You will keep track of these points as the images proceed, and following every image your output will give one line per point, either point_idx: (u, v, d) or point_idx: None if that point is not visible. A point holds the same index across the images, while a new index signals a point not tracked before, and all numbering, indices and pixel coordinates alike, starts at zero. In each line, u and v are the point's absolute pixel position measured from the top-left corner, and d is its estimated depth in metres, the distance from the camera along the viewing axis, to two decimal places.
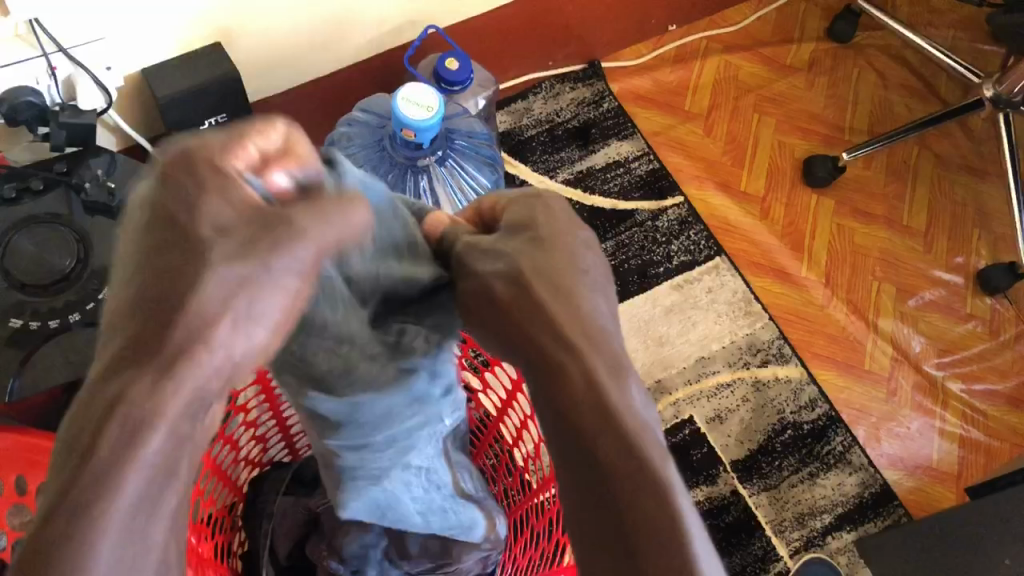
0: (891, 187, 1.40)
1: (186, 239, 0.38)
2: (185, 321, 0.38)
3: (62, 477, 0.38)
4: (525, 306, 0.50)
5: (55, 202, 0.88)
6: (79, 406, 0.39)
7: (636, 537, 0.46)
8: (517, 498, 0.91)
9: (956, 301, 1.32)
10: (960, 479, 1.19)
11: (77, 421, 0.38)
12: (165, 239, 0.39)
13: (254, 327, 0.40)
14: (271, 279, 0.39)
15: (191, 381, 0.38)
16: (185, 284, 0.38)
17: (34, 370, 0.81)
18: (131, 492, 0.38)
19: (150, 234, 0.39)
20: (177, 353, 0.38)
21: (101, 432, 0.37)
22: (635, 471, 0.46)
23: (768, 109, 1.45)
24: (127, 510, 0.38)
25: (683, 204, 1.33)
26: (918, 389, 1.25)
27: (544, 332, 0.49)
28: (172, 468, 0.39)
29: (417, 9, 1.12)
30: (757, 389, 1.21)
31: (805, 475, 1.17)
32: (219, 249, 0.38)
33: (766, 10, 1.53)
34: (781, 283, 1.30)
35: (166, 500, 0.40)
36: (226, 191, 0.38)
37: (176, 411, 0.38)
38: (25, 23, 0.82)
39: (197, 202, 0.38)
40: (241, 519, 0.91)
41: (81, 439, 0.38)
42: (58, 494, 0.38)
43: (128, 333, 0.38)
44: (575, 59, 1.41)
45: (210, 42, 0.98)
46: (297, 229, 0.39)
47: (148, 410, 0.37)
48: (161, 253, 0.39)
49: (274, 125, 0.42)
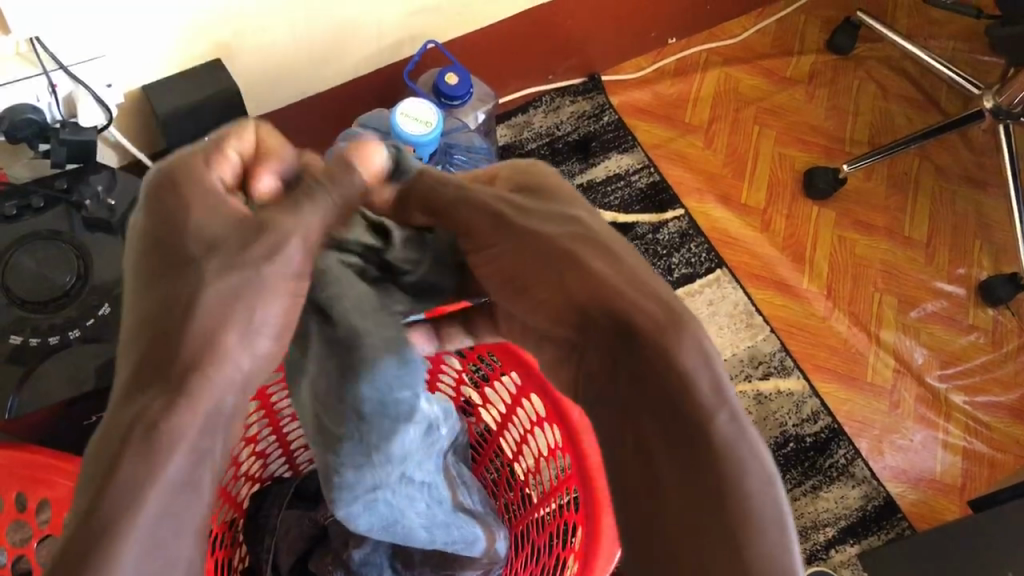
0: (892, 198, 1.40)
1: (181, 261, 0.48)
2: (190, 334, 0.46)
3: (90, 494, 0.44)
4: (617, 302, 0.52)
5: (56, 219, 0.88)
6: (102, 433, 0.46)
7: (749, 526, 0.49)
8: (518, 512, 0.91)
9: (958, 312, 1.32)
10: (963, 492, 1.19)
11: (100, 446, 0.45)
12: (166, 265, 0.48)
13: (253, 340, 0.49)
14: (262, 289, 0.49)
15: (205, 392, 0.46)
16: (184, 299, 0.47)
17: (33, 387, 0.81)
18: (155, 503, 0.44)
19: (154, 263, 0.49)
20: (187, 365, 0.46)
21: (127, 444, 0.44)
22: (739, 461, 0.50)
23: (769, 122, 1.45)
24: (155, 514, 0.44)
25: (683, 217, 1.34)
26: (921, 401, 1.24)
27: (643, 320, 0.51)
28: (195, 475, 0.46)
29: (416, 25, 1.13)
30: (759, 402, 1.21)
31: (807, 488, 1.17)
32: (210, 266, 0.48)
33: (765, 23, 1.53)
34: (782, 295, 1.30)
35: (188, 513, 0.46)
36: (211, 213, 0.49)
37: (193, 422, 0.45)
38: (26, 42, 0.83)
39: (195, 233, 0.49)
40: (241, 534, 0.90)
41: (107, 457, 0.44)
42: (84, 512, 0.43)
43: (141, 352, 0.46)
44: (575, 73, 1.41)
45: (210, 59, 0.98)
46: (284, 232, 0.49)
47: (168, 420, 0.45)
48: (162, 278, 0.48)
49: (246, 129, 0.54)
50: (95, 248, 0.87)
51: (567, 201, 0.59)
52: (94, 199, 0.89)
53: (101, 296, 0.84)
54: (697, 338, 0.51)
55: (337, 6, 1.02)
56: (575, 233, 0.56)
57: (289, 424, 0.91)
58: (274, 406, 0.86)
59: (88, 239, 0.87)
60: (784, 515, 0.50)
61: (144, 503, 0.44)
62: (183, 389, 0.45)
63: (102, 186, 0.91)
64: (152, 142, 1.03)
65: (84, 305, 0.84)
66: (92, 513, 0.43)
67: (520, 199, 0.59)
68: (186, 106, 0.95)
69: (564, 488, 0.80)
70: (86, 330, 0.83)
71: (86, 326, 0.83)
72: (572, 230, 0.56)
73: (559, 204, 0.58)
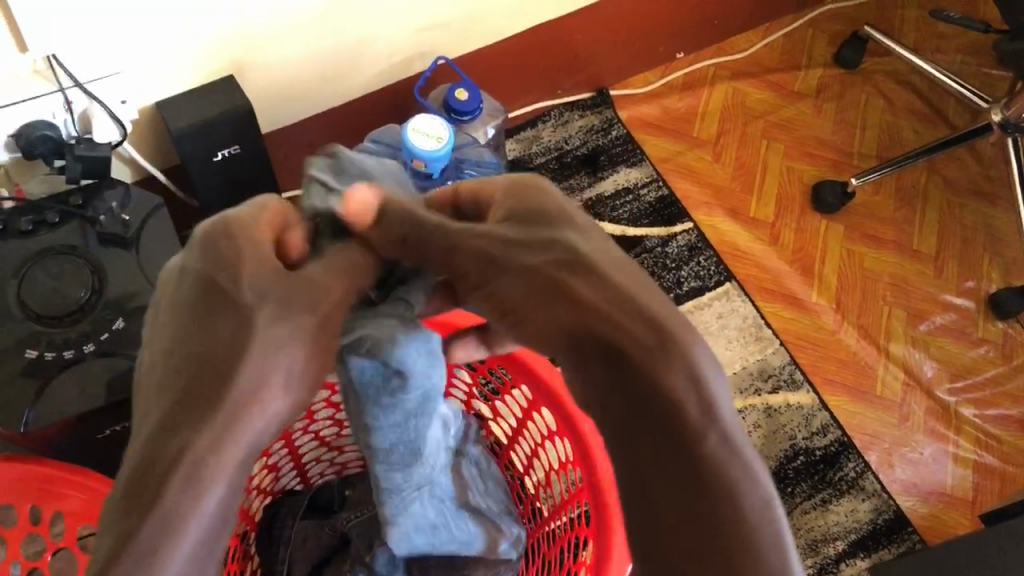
0: (901, 211, 1.40)
1: (231, 303, 0.46)
2: (233, 380, 0.44)
3: (119, 530, 0.43)
4: (608, 327, 0.47)
5: (71, 234, 0.89)
6: (138, 464, 0.44)
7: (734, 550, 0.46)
8: (528, 525, 0.92)
9: (968, 326, 1.32)
10: (974, 506, 1.18)
11: (137, 476, 0.43)
12: (211, 302, 0.46)
13: (285, 392, 0.46)
14: (299, 347, 0.46)
15: (245, 437, 0.44)
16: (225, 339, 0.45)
17: (49, 402, 0.81)
18: (189, 546, 0.43)
19: (200, 299, 0.47)
20: (229, 407, 0.44)
21: (166, 486, 0.42)
22: (729, 478, 0.47)
23: (777, 135, 1.45)
24: (186, 550, 0.43)
25: (692, 230, 1.34)
26: (931, 415, 1.24)
27: (634, 329, 0.47)
28: (226, 509, 0.45)
29: (427, 40, 1.13)
30: (768, 415, 1.21)
31: (817, 502, 1.16)
32: (259, 315, 0.46)
33: (773, 37, 1.54)
34: (792, 308, 1.30)
35: (216, 556, 0.45)
36: (252, 267, 0.48)
37: (231, 464, 0.44)
38: (43, 59, 0.85)
39: (246, 283, 0.47)
40: (252, 547, 0.90)
41: (145, 492, 0.42)
42: (111, 552, 0.42)
43: (177, 389, 0.44)
44: (584, 87, 1.42)
45: (223, 75, 0.99)
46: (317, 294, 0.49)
47: (208, 462, 0.43)
48: (208, 315, 0.46)
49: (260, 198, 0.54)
50: (109, 263, 0.88)
51: (560, 221, 0.53)
52: (109, 214, 0.90)
53: (116, 310, 0.85)
54: (690, 362, 0.46)
55: (349, 23, 1.03)
56: (559, 259, 0.50)
57: (301, 437, 0.91)
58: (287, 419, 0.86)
59: (103, 254, 0.88)
60: (781, 539, 0.47)
61: (165, 533, 0.42)
62: (219, 431, 0.43)
63: (117, 202, 0.91)
64: (166, 157, 1.04)
65: (99, 320, 0.85)
66: (112, 567, 0.42)
67: (515, 229, 0.53)
68: (200, 122, 0.95)
69: (575, 502, 0.80)
70: (101, 343, 0.84)
71: (100, 340, 0.84)
72: (563, 257, 0.50)
73: (552, 228, 0.52)
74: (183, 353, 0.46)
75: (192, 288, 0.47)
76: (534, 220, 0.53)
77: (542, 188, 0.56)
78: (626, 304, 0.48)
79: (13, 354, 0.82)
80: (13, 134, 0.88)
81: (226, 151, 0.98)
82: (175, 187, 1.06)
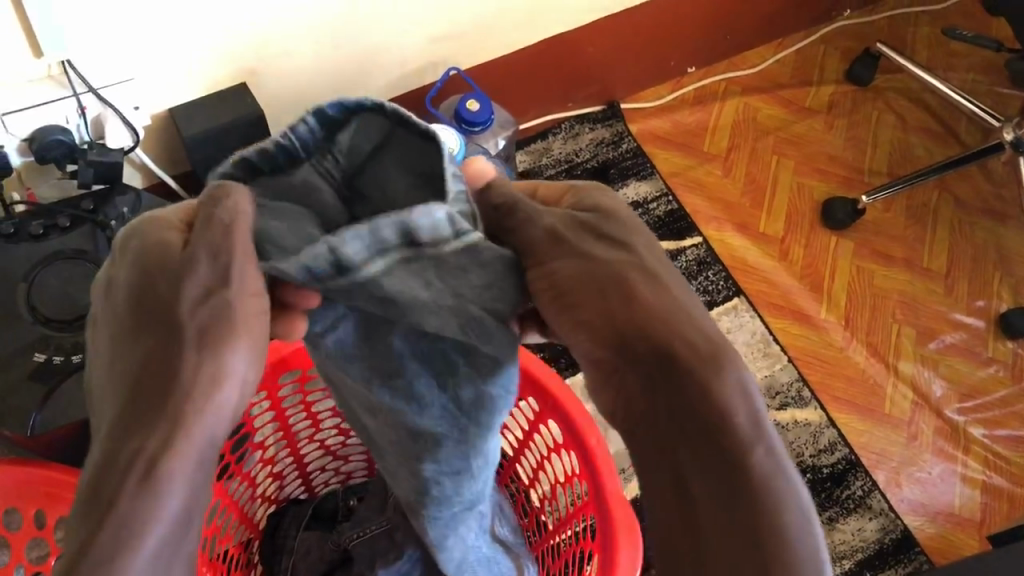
0: (911, 229, 1.40)
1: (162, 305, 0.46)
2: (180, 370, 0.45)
3: (87, 528, 0.43)
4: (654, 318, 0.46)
5: (82, 238, 0.89)
6: (92, 477, 0.44)
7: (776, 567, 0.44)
8: (534, 538, 0.91)
9: (978, 345, 1.31)
10: (982, 527, 1.18)
11: (94, 482, 0.44)
12: (145, 307, 0.46)
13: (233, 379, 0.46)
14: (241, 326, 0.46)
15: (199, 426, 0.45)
16: (165, 332, 0.45)
17: (55, 405, 0.82)
18: (153, 542, 0.43)
19: (129, 304, 0.47)
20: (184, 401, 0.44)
21: (125, 487, 0.43)
22: (778, 496, 0.45)
23: (787, 151, 1.45)
24: (152, 554, 0.43)
25: (701, 245, 1.34)
26: (939, 434, 1.24)
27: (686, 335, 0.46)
28: (192, 505, 0.45)
29: (439, 51, 1.14)
30: (775, 432, 1.21)
31: (824, 520, 1.16)
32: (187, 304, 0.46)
33: (785, 53, 1.54)
34: (800, 325, 1.30)
35: (184, 550, 0.46)
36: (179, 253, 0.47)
37: (189, 453, 0.44)
38: (58, 64, 0.85)
39: (174, 278, 0.46)
40: (257, 555, 0.90)
41: (107, 491, 0.43)
42: (78, 553, 0.43)
43: (123, 397, 0.45)
44: (595, 101, 1.42)
45: (236, 83, 0.99)
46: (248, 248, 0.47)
47: (167, 451, 0.43)
48: (140, 319, 0.46)
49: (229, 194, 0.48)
50: None
51: (631, 229, 0.51)
52: (120, 220, 0.91)
53: None
54: (740, 374, 0.46)
55: (361, 33, 1.03)
56: (633, 262, 0.49)
57: (306, 445, 0.91)
58: (291, 426, 0.86)
59: None
60: (822, 557, 0.45)
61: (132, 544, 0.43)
62: (172, 424, 0.44)
63: (128, 208, 0.92)
64: (177, 164, 1.04)
65: None
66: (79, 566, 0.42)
67: (592, 221, 0.51)
68: (211, 130, 0.95)
69: (580, 515, 0.79)
70: None
71: None
72: (632, 258, 0.49)
73: (621, 231, 0.51)
74: (120, 359, 0.46)
75: (125, 288, 0.47)
76: (608, 222, 0.51)
77: (609, 195, 0.54)
78: (675, 308, 0.47)
79: (22, 357, 0.83)
80: (26, 138, 0.88)
81: None
82: (186, 195, 1.06)
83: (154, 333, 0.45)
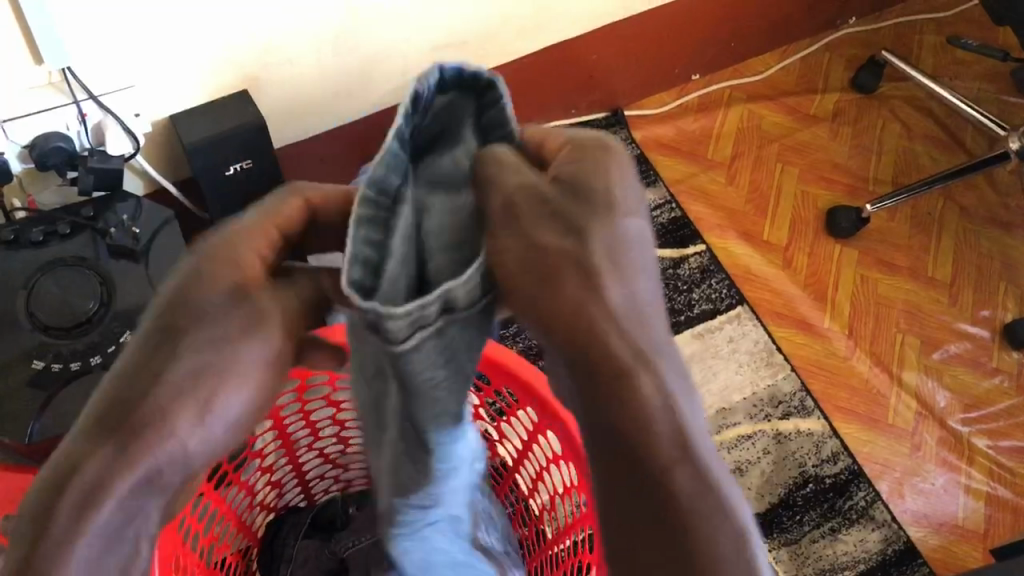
0: (916, 237, 1.39)
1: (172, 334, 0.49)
2: (150, 404, 0.47)
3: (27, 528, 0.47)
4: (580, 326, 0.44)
5: (83, 245, 0.89)
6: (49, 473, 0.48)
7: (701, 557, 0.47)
8: (533, 548, 0.90)
9: (982, 355, 1.30)
10: (986, 538, 1.17)
11: (46, 481, 0.47)
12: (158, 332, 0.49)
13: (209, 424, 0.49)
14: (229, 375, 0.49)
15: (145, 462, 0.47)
16: (159, 367, 0.48)
17: (55, 412, 0.81)
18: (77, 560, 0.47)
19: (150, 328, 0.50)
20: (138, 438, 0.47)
21: (61, 498, 0.46)
22: (711, 505, 0.47)
23: (792, 159, 1.45)
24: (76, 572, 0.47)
25: (705, 252, 1.33)
26: (943, 445, 1.23)
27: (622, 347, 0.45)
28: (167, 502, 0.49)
29: (443, 59, 1.14)
30: (778, 441, 1.20)
31: (826, 530, 1.15)
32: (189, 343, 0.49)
33: (789, 60, 1.54)
34: (803, 333, 1.29)
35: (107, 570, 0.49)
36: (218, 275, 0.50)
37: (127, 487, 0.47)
38: (58, 72, 0.85)
39: (204, 310, 0.49)
40: (255, 563, 0.90)
41: (47, 502, 0.47)
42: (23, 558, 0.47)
43: (99, 412, 0.48)
44: (598, 108, 1.42)
45: (237, 90, 0.99)
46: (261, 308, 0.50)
47: (104, 480, 0.46)
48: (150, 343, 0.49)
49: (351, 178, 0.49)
50: (119, 275, 0.88)
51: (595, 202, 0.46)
52: (119, 226, 0.90)
53: (124, 322, 0.85)
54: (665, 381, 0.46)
55: (364, 40, 1.03)
56: (573, 254, 0.44)
57: (307, 455, 0.91)
58: (291, 436, 0.86)
59: (112, 266, 0.88)
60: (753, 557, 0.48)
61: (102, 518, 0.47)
62: (115, 453, 0.46)
63: (128, 215, 0.92)
64: (178, 171, 1.04)
65: (107, 331, 0.85)
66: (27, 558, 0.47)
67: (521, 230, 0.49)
68: (211, 137, 0.94)
69: (579, 526, 0.79)
70: (107, 356, 0.84)
71: (107, 352, 0.84)
72: (575, 251, 0.45)
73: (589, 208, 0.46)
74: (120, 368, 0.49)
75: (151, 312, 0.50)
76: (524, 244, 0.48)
77: (614, 163, 0.48)
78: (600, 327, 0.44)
79: (20, 365, 0.82)
80: (27, 145, 0.88)
81: (238, 165, 0.97)
82: (187, 201, 1.06)
83: (207, 358, 0.48)
